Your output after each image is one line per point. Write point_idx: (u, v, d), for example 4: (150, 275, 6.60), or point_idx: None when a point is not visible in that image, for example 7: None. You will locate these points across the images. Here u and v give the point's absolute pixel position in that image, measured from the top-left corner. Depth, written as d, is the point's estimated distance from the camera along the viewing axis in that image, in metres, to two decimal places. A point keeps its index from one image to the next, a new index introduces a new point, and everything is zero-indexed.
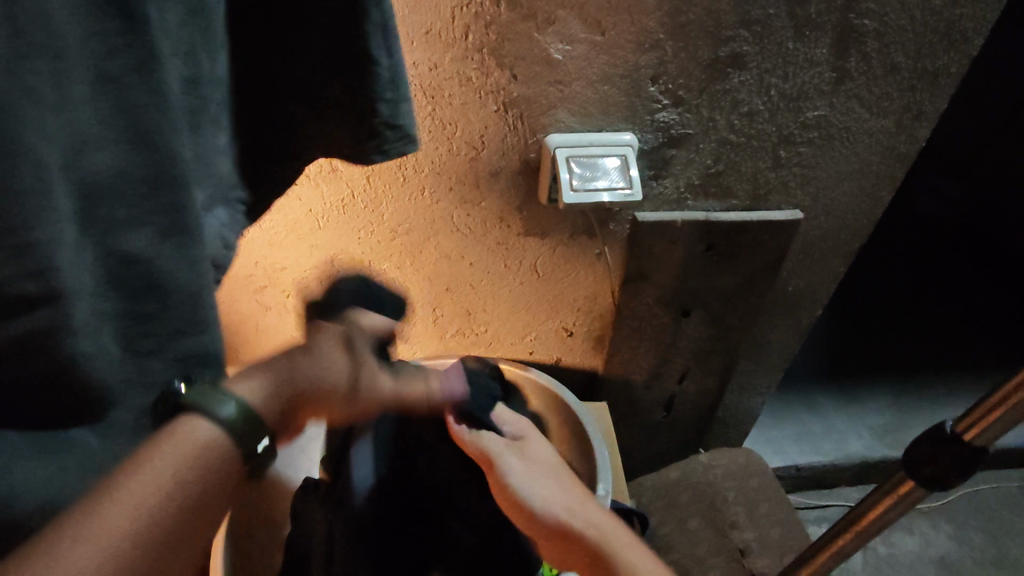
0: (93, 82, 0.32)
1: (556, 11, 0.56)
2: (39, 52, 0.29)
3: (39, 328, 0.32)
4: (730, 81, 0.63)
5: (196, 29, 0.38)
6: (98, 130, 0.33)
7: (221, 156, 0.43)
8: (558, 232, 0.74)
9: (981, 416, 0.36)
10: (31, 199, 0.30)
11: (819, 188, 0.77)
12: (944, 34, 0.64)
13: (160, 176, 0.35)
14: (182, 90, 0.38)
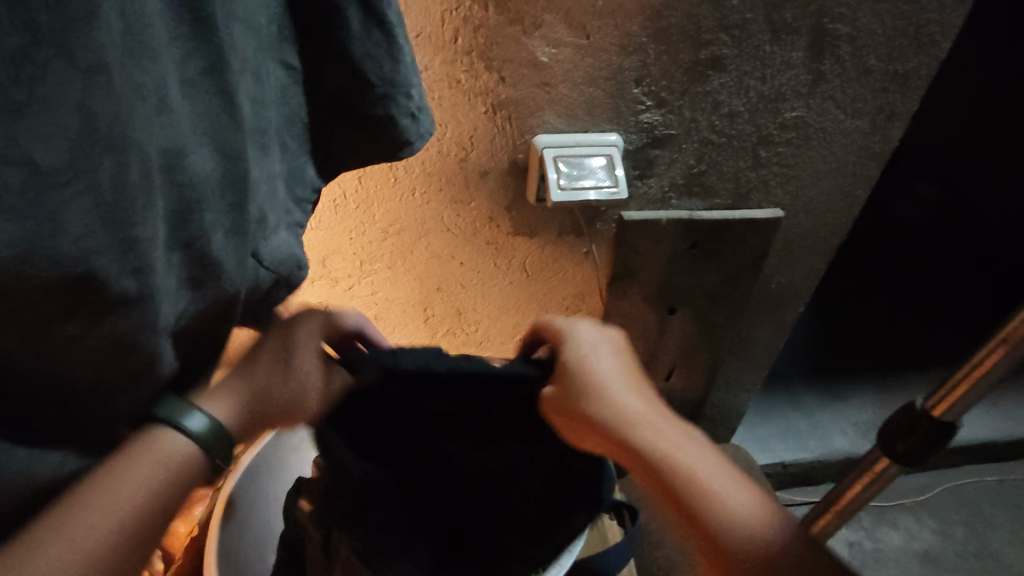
0: (181, 91, 0.35)
1: (542, 15, 0.57)
2: (144, 54, 0.32)
3: (125, 326, 0.34)
4: (710, 83, 0.66)
5: (257, 41, 0.39)
6: (186, 138, 0.35)
7: (282, 180, 0.45)
8: (546, 231, 0.76)
9: (945, 396, 0.44)
10: (137, 195, 0.32)
11: (798, 186, 0.79)
12: (914, 38, 0.67)
13: (233, 179, 0.38)
14: (251, 102, 0.39)
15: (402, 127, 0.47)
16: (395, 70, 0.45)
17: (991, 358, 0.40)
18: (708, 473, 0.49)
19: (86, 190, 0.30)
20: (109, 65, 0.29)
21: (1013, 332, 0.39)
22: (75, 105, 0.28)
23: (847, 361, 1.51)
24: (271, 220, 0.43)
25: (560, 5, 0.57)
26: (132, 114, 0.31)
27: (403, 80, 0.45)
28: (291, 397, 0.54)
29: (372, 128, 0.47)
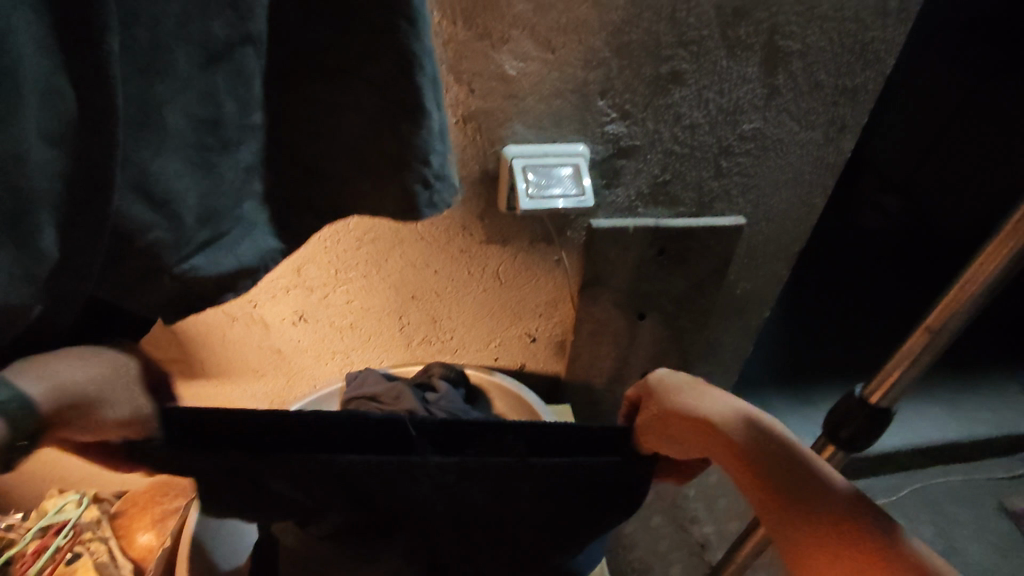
0: (35, 93, 0.29)
1: (510, 31, 0.60)
2: None
3: None
4: (671, 96, 0.69)
5: (218, 71, 0.36)
6: (31, 142, 0.30)
7: (251, 203, 0.42)
8: (518, 240, 0.78)
9: (882, 381, 0.48)
10: None
11: (758, 195, 0.83)
12: (860, 55, 0.71)
13: (89, 181, 0.32)
14: (190, 128, 0.36)
15: (413, 194, 0.45)
16: (416, 133, 0.43)
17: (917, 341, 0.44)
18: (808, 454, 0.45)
19: None
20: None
21: (935, 319, 0.43)
22: None
23: (816, 367, 1.54)
24: (204, 260, 0.39)
25: (526, 21, 0.60)
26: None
27: (425, 145, 0.44)
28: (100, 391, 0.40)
29: (385, 184, 0.45)
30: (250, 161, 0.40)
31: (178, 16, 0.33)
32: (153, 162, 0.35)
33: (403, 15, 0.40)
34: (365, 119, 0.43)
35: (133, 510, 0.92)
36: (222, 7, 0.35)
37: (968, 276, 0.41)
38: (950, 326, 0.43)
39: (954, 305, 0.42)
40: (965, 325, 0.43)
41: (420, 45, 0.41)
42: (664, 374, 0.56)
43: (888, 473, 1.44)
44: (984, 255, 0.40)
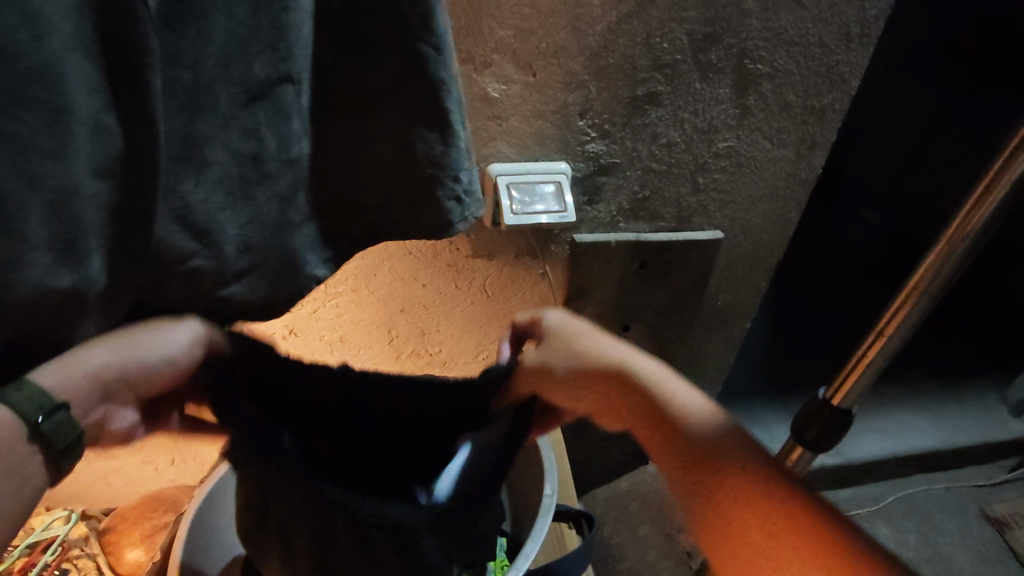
0: (89, 133, 0.32)
1: (492, 55, 0.63)
2: (34, 104, 0.30)
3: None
4: (648, 116, 0.72)
5: (259, 109, 0.39)
6: (83, 178, 0.32)
7: (289, 231, 0.44)
8: (504, 253, 0.80)
9: (842, 385, 0.58)
10: None
11: (734, 211, 0.86)
12: (826, 77, 0.75)
13: (132, 212, 0.35)
14: (234, 162, 0.38)
15: (446, 209, 0.48)
16: (445, 152, 0.47)
17: (875, 346, 0.55)
18: (689, 406, 0.50)
19: None
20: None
21: (886, 325, 0.55)
22: None
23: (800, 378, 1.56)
24: (245, 287, 0.43)
25: (507, 46, 0.63)
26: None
27: (453, 163, 0.47)
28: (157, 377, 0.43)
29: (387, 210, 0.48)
30: (285, 193, 0.43)
31: (219, 58, 0.36)
32: (193, 194, 0.37)
33: (426, 42, 0.43)
34: (390, 142, 0.46)
35: (122, 526, 0.92)
36: (262, 49, 0.37)
37: (910, 285, 0.52)
38: (899, 333, 0.54)
39: (901, 316, 0.53)
40: (909, 334, 0.54)
41: (446, 72, 0.44)
42: (561, 322, 0.58)
43: (873, 481, 1.46)
44: (919, 274, 0.51)
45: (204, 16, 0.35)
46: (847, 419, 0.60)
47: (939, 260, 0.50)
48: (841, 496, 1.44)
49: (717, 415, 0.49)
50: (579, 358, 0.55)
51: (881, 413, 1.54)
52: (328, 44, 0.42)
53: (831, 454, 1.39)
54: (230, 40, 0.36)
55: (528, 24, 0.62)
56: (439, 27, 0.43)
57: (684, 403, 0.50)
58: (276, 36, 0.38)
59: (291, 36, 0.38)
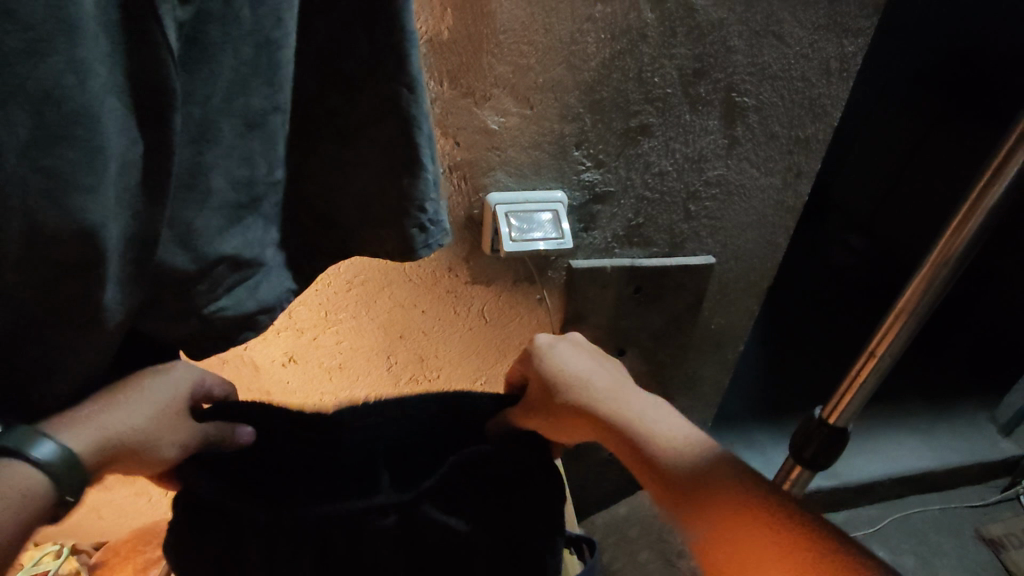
0: (117, 168, 0.33)
1: (491, 90, 0.66)
2: (71, 142, 0.30)
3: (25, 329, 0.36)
4: (640, 146, 0.75)
5: (257, 139, 0.40)
6: (109, 212, 0.33)
7: (273, 249, 0.45)
8: (503, 279, 0.81)
9: (836, 407, 0.62)
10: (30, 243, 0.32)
11: (725, 236, 0.89)
12: (809, 109, 0.79)
13: (148, 240, 0.36)
14: (233, 189, 0.40)
15: (409, 236, 0.48)
16: (419, 184, 0.47)
17: (865, 367, 0.58)
18: (661, 426, 0.56)
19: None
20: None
21: (876, 346, 0.57)
22: None
23: (793, 397, 1.57)
24: (240, 307, 0.43)
25: (506, 81, 0.65)
26: (17, 183, 0.30)
27: (421, 194, 0.47)
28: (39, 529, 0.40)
29: (386, 230, 0.48)
30: (274, 211, 0.44)
31: (227, 94, 0.37)
32: (191, 216, 0.38)
33: (402, 83, 0.44)
34: (375, 179, 0.47)
35: (114, 559, 0.90)
36: (261, 84, 0.38)
37: (901, 305, 0.55)
38: (890, 353, 0.57)
39: (891, 335, 0.56)
40: (899, 353, 0.57)
41: (418, 109, 0.45)
42: (554, 346, 0.64)
43: (869, 503, 1.46)
44: (905, 297, 0.54)
45: (215, 57, 0.36)
46: (843, 435, 0.63)
47: (925, 284, 0.53)
48: (836, 519, 1.44)
49: (708, 449, 0.53)
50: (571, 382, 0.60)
51: (874, 433, 1.55)
52: (336, 87, 0.44)
53: (827, 476, 1.40)
54: (236, 77, 0.37)
55: (525, 61, 0.65)
56: (415, 69, 0.44)
57: (658, 426, 0.56)
58: (275, 72, 0.38)
59: (285, 71, 0.39)
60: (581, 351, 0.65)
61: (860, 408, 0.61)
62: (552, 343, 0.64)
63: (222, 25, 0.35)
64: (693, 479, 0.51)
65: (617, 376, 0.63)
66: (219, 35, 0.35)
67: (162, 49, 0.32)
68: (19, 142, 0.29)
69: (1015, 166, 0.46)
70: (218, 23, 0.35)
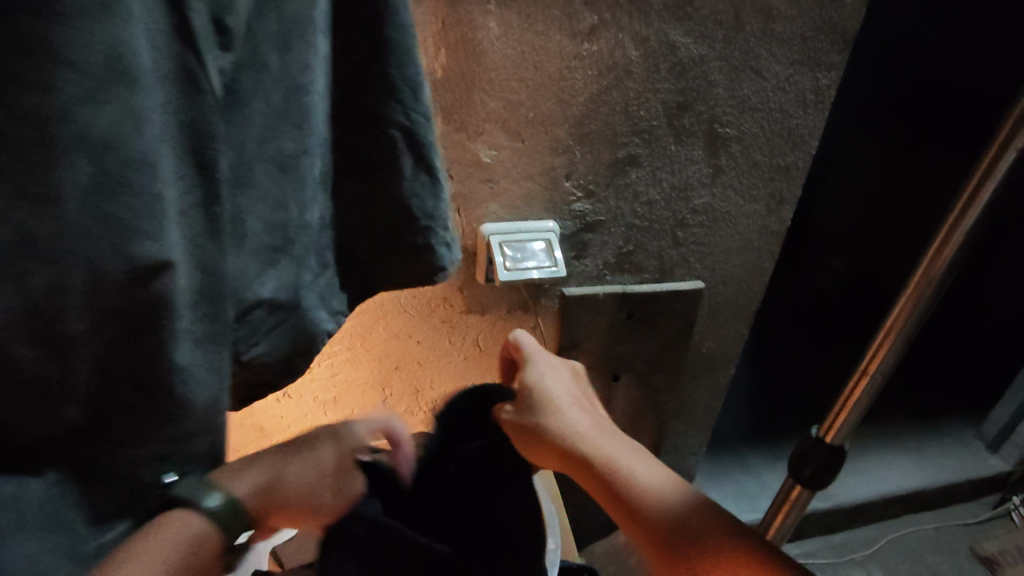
0: (176, 216, 0.35)
1: (483, 125, 0.68)
2: (129, 191, 0.32)
3: (95, 403, 0.35)
4: (629, 176, 0.77)
5: (286, 181, 0.41)
6: (172, 258, 0.34)
7: (308, 289, 0.45)
8: (497, 308, 0.82)
9: (831, 426, 0.63)
10: (94, 294, 0.32)
11: (713, 261, 0.91)
12: (788, 138, 0.82)
13: (213, 291, 0.37)
14: (267, 232, 0.41)
15: (438, 254, 0.50)
16: (436, 206, 0.49)
17: (858, 386, 0.59)
18: (641, 468, 0.57)
19: (60, 297, 0.32)
20: (61, 181, 0.30)
21: (867, 366, 0.59)
22: (21, 223, 0.30)
23: (784, 419, 1.58)
24: (274, 348, 0.44)
25: (498, 116, 0.68)
26: (78, 228, 0.31)
27: (441, 213, 0.50)
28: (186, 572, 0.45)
29: (407, 254, 0.50)
30: (308, 253, 0.45)
31: (258, 138, 0.39)
32: (231, 262, 0.39)
33: (415, 112, 0.46)
34: (389, 205, 0.48)
35: None
36: (289, 127, 0.40)
37: (888, 323, 0.57)
38: (880, 371, 0.58)
39: (882, 353, 0.58)
40: (890, 372, 0.58)
41: (432, 135, 0.47)
42: (540, 383, 0.65)
43: (864, 524, 1.46)
44: (892, 317, 0.56)
45: (248, 105, 0.37)
46: (840, 454, 0.64)
47: (913, 303, 0.55)
48: (834, 541, 1.43)
49: (688, 492, 0.55)
50: (554, 421, 0.61)
51: (867, 454, 1.56)
52: (344, 127, 0.46)
53: (823, 497, 1.41)
54: (267, 123, 0.39)
55: (516, 97, 0.67)
56: (425, 102, 0.46)
57: (638, 467, 0.57)
58: (302, 116, 0.40)
59: (310, 114, 0.41)
60: (565, 389, 0.66)
61: (854, 426, 0.62)
62: (538, 380, 0.66)
63: (255, 72, 0.37)
64: (675, 526, 0.52)
65: (597, 415, 0.65)
66: (252, 82, 0.37)
67: (208, 97, 0.34)
68: (81, 187, 0.30)
69: (987, 191, 0.49)
70: (252, 72, 0.37)
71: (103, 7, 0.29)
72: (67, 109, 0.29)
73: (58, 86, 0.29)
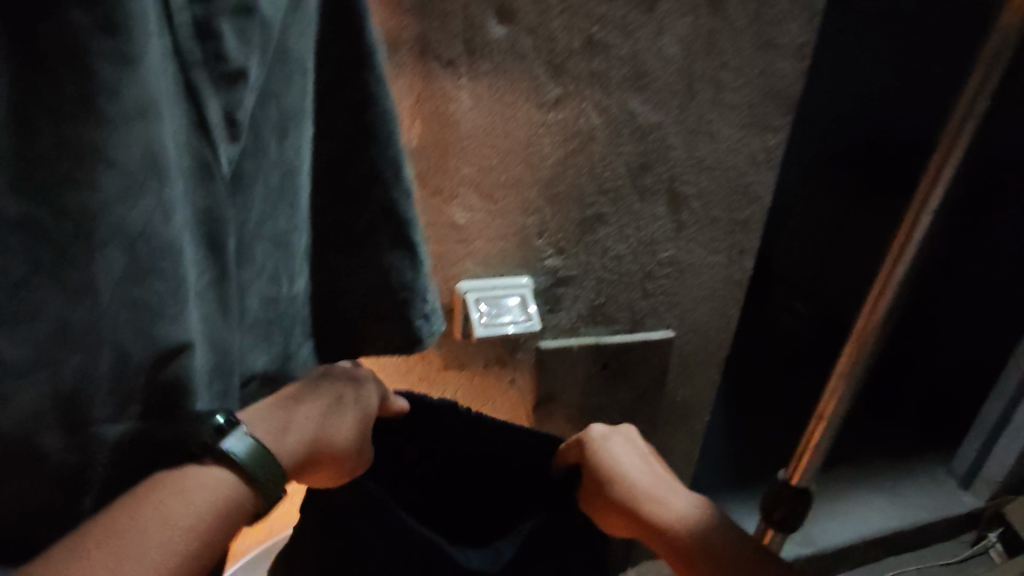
0: (192, 298, 0.41)
1: (457, 189, 0.71)
2: (157, 277, 0.38)
3: (118, 470, 0.42)
4: (598, 233, 0.81)
5: (279, 256, 0.48)
6: (190, 336, 0.41)
7: (294, 352, 0.53)
8: (474, 363, 0.84)
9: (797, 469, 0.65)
10: (120, 368, 0.39)
11: (682, 311, 0.94)
12: (744, 195, 0.87)
13: (223, 367, 0.45)
14: (263, 306, 0.49)
15: (417, 326, 0.56)
16: (414, 278, 0.55)
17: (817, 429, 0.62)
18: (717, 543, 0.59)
19: (87, 378, 0.37)
20: (97, 271, 0.36)
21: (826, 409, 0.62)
22: (59, 313, 0.36)
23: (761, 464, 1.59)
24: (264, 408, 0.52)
25: (471, 180, 0.72)
26: (110, 315, 0.37)
27: (420, 287, 0.55)
28: (213, 541, 0.43)
29: (388, 325, 0.56)
30: (295, 322, 0.52)
31: (257, 219, 0.46)
32: (236, 339, 0.46)
33: (395, 191, 0.52)
34: (371, 274, 0.54)
35: None
36: (283, 208, 0.47)
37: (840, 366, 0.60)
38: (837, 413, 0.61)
39: (835, 396, 0.61)
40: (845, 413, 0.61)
41: (413, 212, 0.53)
42: (606, 447, 0.65)
43: (846, 568, 1.46)
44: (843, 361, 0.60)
45: (250, 188, 0.44)
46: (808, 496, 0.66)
47: (857, 350, 0.59)
48: None
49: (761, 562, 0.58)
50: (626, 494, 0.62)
51: (846, 496, 1.57)
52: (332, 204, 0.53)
53: (804, 543, 1.41)
54: (266, 202, 0.46)
55: (488, 162, 0.71)
56: (406, 180, 0.53)
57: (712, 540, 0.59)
58: (292, 197, 0.48)
59: (298, 197, 0.48)
60: (629, 449, 0.67)
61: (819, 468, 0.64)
62: (602, 445, 0.66)
63: (255, 158, 0.44)
64: None
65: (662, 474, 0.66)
66: (253, 167, 0.44)
67: (219, 181, 0.41)
68: (113, 275, 0.37)
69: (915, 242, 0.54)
70: (252, 158, 0.43)
71: (139, 114, 0.35)
72: (104, 205, 0.35)
73: (97, 187, 0.35)
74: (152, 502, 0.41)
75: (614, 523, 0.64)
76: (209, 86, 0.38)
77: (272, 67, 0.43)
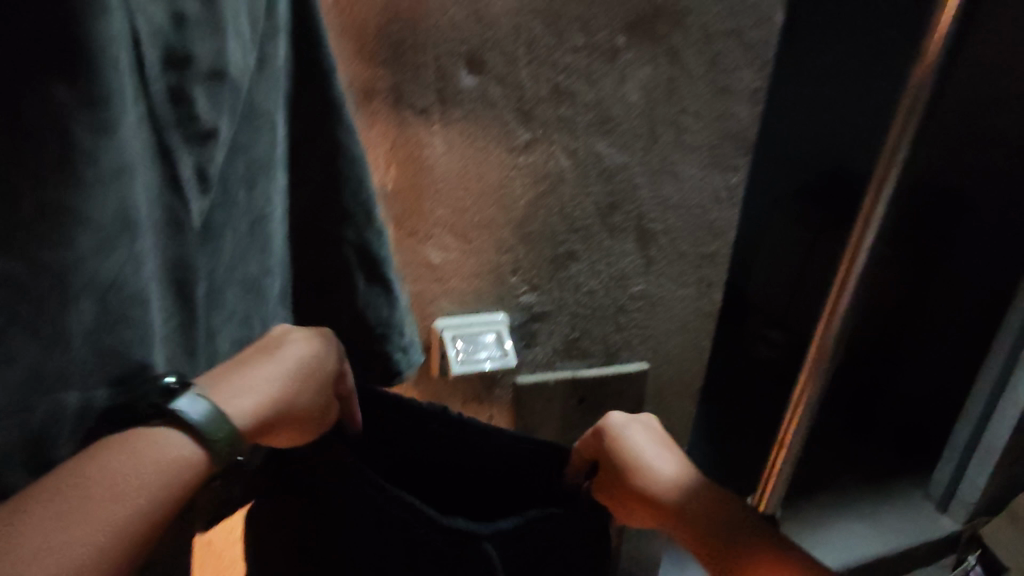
0: (161, 341, 0.43)
1: (431, 230, 0.74)
2: (127, 324, 0.40)
3: None
4: (571, 270, 0.84)
5: (250, 300, 0.51)
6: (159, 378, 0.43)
7: None
8: (452, 401, 0.85)
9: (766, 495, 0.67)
10: (86, 409, 0.40)
11: (655, 343, 0.96)
12: (710, 230, 0.91)
13: None
14: (233, 348, 0.51)
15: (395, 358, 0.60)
16: (391, 314, 0.58)
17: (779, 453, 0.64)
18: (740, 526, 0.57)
19: (55, 421, 0.39)
20: (69, 323, 0.38)
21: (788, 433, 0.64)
22: (30, 362, 0.37)
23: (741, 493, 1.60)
24: None
25: (445, 222, 0.74)
26: (81, 362, 0.39)
27: (396, 321, 0.59)
28: (154, 502, 0.40)
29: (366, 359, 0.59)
30: None
31: (228, 266, 0.48)
32: None
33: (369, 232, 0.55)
34: (348, 312, 0.58)
35: None
36: (254, 254, 0.50)
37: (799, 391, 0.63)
38: None
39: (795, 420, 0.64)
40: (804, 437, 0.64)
41: (386, 252, 0.56)
42: (625, 433, 0.64)
43: None
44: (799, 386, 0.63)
45: (220, 237, 0.47)
46: None
47: None
48: None
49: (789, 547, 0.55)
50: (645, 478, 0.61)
51: (829, 523, 1.58)
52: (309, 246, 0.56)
53: None
54: (236, 250, 0.49)
55: (462, 203, 0.74)
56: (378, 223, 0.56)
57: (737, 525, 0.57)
58: (264, 244, 0.50)
59: (270, 244, 0.51)
60: (650, 436, 0.65)
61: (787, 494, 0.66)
62: (622, 430, 0.65)
63: (224, 210, 0.47)
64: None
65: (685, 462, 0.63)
66: (222, 219, 0.47)
67: (189, 235, 0.44)
68: (84, 325, 0.38)
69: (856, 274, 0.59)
70: (222, 210, 0.46)
71: (115, 176, 0.37)
72: (78, 260, 0.37)
73: (71, 243, 0.36)
74: (102, 461, 0.39)
75: (631, 510, 0.62)
76: (183, 146, 0.41)
77: (240, 124, 0.46)
